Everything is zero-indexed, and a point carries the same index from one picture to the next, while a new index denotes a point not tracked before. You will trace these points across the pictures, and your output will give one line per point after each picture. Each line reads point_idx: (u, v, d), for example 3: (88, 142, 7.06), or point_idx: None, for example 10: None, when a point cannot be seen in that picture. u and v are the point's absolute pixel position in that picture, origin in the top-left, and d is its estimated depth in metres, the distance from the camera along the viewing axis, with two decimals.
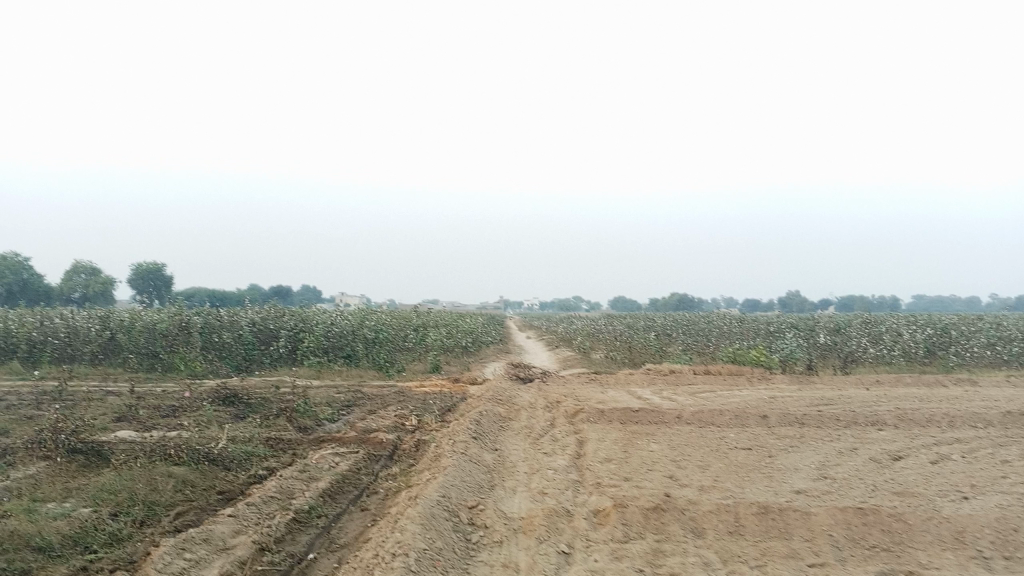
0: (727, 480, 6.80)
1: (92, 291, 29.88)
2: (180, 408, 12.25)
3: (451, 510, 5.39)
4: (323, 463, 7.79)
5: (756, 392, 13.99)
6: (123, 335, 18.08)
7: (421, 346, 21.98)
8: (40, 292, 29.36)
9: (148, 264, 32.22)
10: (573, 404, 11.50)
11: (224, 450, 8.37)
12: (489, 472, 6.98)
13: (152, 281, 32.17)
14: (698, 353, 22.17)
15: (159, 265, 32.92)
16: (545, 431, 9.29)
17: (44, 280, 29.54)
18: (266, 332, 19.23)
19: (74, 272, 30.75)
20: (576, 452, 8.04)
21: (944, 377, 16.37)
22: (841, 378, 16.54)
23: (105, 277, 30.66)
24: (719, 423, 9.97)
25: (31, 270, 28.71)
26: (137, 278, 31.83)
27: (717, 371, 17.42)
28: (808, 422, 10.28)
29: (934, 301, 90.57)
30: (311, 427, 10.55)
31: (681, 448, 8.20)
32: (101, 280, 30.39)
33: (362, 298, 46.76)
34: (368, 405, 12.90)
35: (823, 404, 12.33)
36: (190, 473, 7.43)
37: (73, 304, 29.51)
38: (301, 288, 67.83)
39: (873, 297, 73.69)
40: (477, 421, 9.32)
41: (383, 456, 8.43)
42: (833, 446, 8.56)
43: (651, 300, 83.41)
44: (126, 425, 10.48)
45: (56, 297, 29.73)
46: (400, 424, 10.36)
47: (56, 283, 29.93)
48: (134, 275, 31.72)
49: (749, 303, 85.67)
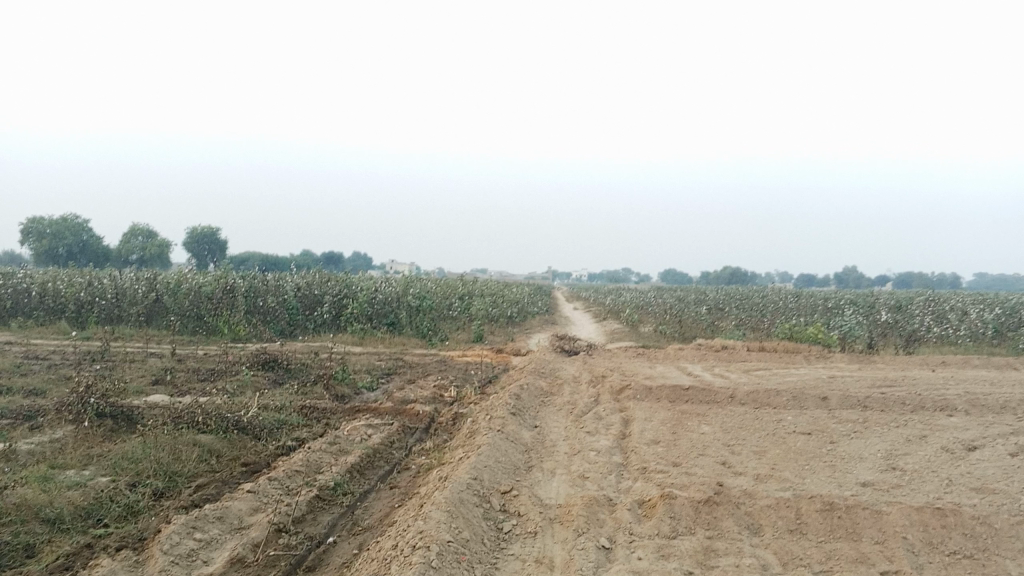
0: (786, 469, 6.26)
1: (149, 254, 30.14)
2: (218, 372, 12.05)
3: (482, 495, 4.96)
4: (354, 435, 7.42)
5: (813, 371, 13.33)
6: (169, 298, 18.05)
7: (465, 315, 21.62)
8: (99, 254, 29.73)
9: (203, 228, 32.40)
10: (620, 379, 10.99)
11: (255, 418, 8.07)
12: (528, 452, 6.53)
13: (207, 245, 32.38)
14: (751, 329, 21.43)
15: (213, 228, 33.06)
16: (589, 408, 8.83)
17: (101, 242, 29.87)
18: (310, 298, 19.08)
19: (131, 234, 31.01)
20: (621, 432, 7.56)
21: (1015, 360, 15.46)
22: (903, 358, 15.75)
23: (161, 239, 30.88)
24: (774, 405, 9.39)
25: (90, 231, 29.01)
26: (192, 242, 32.05)
27: (771, 347, 16.73)
28: (870, 405, 9.63)
29: (997, 279, 87.46)
30: (347, 395, 10.22)
31: (735, 431, 7.66)
32: (157, 243, 30.64)
33: (411, 264, 46.67)
34: (409, 374, 12.56)
35: (885, 386, 11.62)
36: (216, 442, 7.14)
37: (129, 266, 29.81)
38: (353, 254, 68.22)
39: (932, 275, 71.38)
40: (517, 395, 8.88)
41: (419, 429, 8.04)
42: (900, 434, 7.94)
43: (702, 273, 82.17)
44: (161, 389, 10.30)
45: (113, 259, 30.07)
46: (439, 395, 9.96)
47: (114, 245, 30.25)
48: (189, 239, 31.96)
49: (802, 277, 83.92)
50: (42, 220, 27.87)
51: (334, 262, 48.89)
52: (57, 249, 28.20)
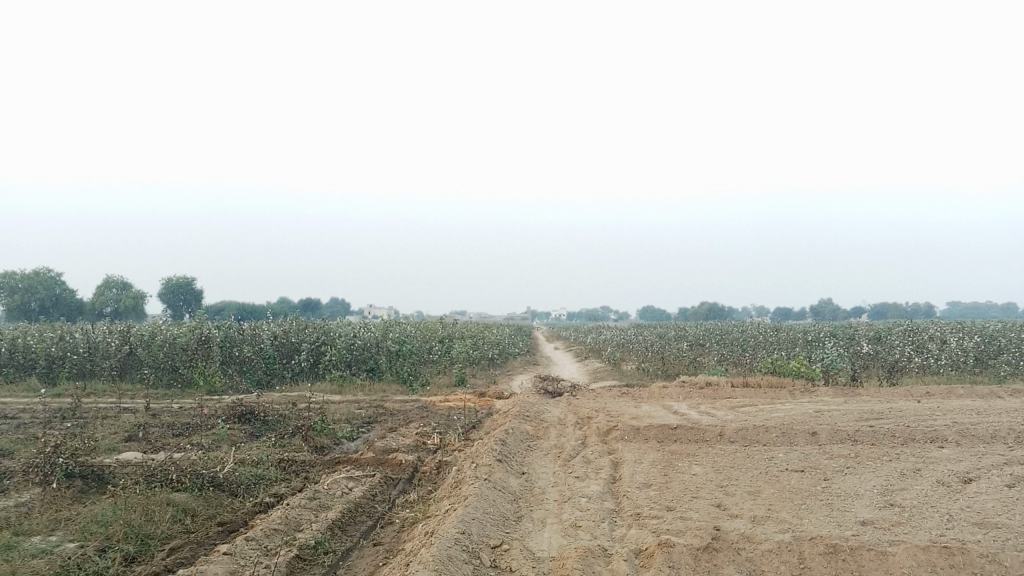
0: (782, 509, 6.08)
1: (123, 306, 29.68)
2: (194, 426, 11.72)
3: (471, 551, 4.74)
4: (335, 488, 7.15)
5: (799, 405, 13.20)
6: (143, 350, 17.67)
7: (446, 358, 21.36)
8: (72, 307, 29.22)
9: (179, 277, 32.01)
10: (606, 420, 10.80)
11: (231, 473, 7.78)
12: (517, 501, 6.31)
13: (183, 295, 31.96)
14: (734, 364, 21.35)
15: (189, 278, 32.66)
16: (577, 452, 8.62)
17: (75, 295, 29.37)
18: (288, 346, 18.77)
19: (105, 286, 30.54)
20: (611, 476, 7.36)
21: (999, 388, 15.43)
22: (888, 389, 15.68)
23: (136, 291, 30.45)
24: (764, 442, 9.23)
25: (63, 285, 28.53)
26: (167, 292, 31.63)
27: (756, 382, 16.62)
28: (861, 439, 9.50)
29: (970, 306, 88.47)
30: (327, 446, 9.94)
31: (727, 471, 7.49)
32: (132, 295, 30.20)
33: (389, 309, 46.36)
34: (390, 422, 12.29)
35: (873, 418, 11.51)
36: (191, 501, 6.84)
37: (104, 318, 29.31)
38: (330, 300, 67.84)
39: (907, 305, 72.14)
40: (503, 441, 8.66)
41: (402, 480, 7.79)
42: (893, 468, 7.79)
43: (680, 310, 82.46)
44: (134, 446, 9.95)
45: (87, 312, 29.57)
46: (421, 443, 9.70)
47: (87, 297, 29.77)
48: (165, 289, 31.54)
49: (779, 310, 84.61)
50: (14, 274, 27.38)
51: (311, 309, 48.48)
52: (30, 304, 27.68)
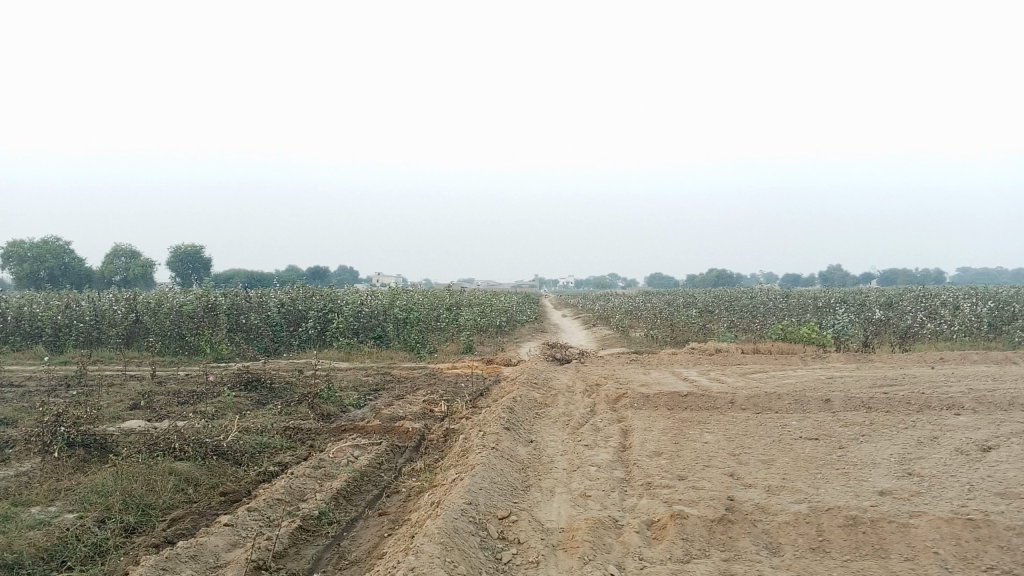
0: (797, 479, 5.92)
1: (132, 274, 29.62)
2: (199, 394, 11.62)
3: (478, 522, 4.60)
4: (340, 457, 7.03)
5: (811, 372, 13.02)
6: (150, 318, 17.58)
7: (453, 325, 21.23)
8: (81, 275, 29.17)
9: (187, 246, 31.87)
10: (614, 387, 10.64)
11: (235, 442, 7.67)
12: (525, 470, 6.17)
13: (191, 263, 31.87)
14: (744, 331, 21.15)
15: (197, 247, 32.52)
16: (586, 419, 8.47)
17: (84, 264, 29.29)
18: (294, 314, 18.66)
19: (113, 255, 30.43)
20: (620, 444, 7.21)
21: (1014, 354, 15.21)
22: (900, 356, 15.48)
23: (145, 259, 30.33)
24: (776, 409, 9.06)
25: (72, 253, 28.44)
26: (176, 260, 31.54)
27: (766, 349, 16.43)
28: (875, 406, 9.33)
29: (981, 271, 87.88)
30: (333, 414, 9.82)
31: (739, 439, 7.33)
32: (141, 263, 30.11)
33: (398, 276, 46.25)
34: (397, 389, 12.16)
35: (887, 385, 11.33)
36: (193, 470, 6.73)
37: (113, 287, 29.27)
38: (338, 269, 67.78)
39: (917, 271, 71.73)
40: (510, 408, 8.51)
41: (408, 448, 7.66)
42: (909, 436, 7.62)
43: (689, 277, 82.13)
44: (139, 414, 9.86)
45: (97, 280, 29.52)
46: (428, 411, 9.58)
47: (96, 266, 29.67)
48: (173, 257, 31.45)
49: (788, 276, 84.21)
50: (22, 243, 27.27)
51: (319, 277, 48.39)
52: (39, 272, 27.62)
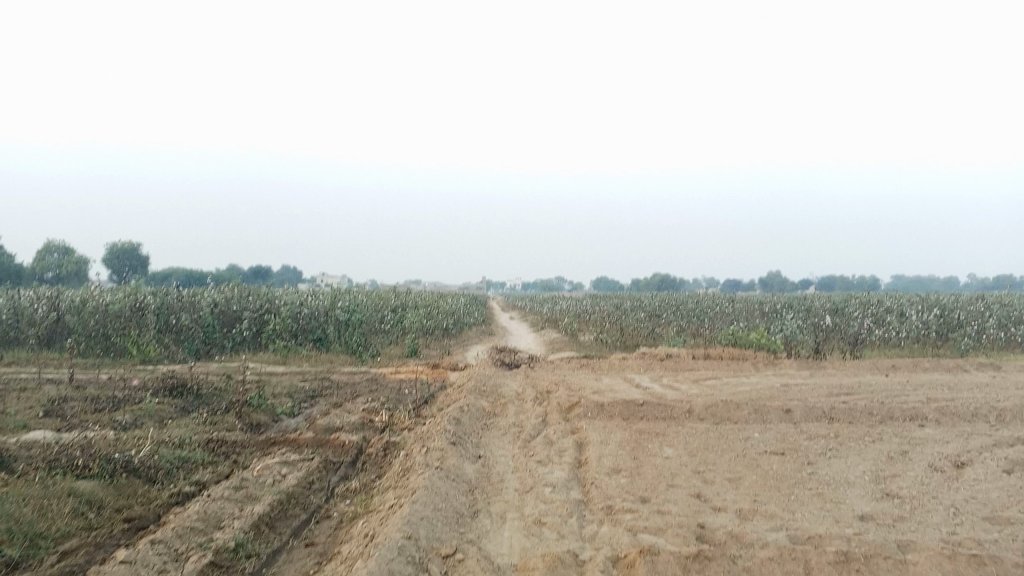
0: (769, 501, 5.42)
1: (65, 271, 28.16)
2: (118, 401, 10.72)
3: (418, 563, 3.97)
4: (265, 476, 6.32)
5: (766, 379, 12.67)
6: (73, 316, 16.47)
7: (398, 328, 20.48)
8: (10, 271, 27.63)
9: (124, 242, 30.46)
10: (566, 395, 10.08)
11: (150, 456, 6.89)
12: (471, 492, 5.56)
13: (128, 261, 30.47)
14: (694, 336, 20.84)
15: (134, 244, 31.10)
16: (538, 431, 7.89)
17: (13, 259, 27.75)
18: (229, 315, 17.75)
19: (45, 251, 28.82)
20: (575, 460, 6.63)
21: (965, 362, 15.11)
22: (852, 363, 15.26)
23: (79, 256, 28.85)
24: (736, 420, 8.61)
25: (1, 248, 26.91)
26: (112, 258, 30.13)
27: (717, 355, 16.09)
28: (837, 418, 8.95)
29: (914, 280, 90.14)
30: (263, 425, 9.06)
31: (702, 455, 6.82)
32: (75, 260, 28.64)
33: (342, 276, 45.18)
34: (336, 396, 11.43)
35: (845, 394, 10.99)
36: (97, 491, 5.94)
37: (44, 284, 27.76)
38: (281, 267, 66.33)
39: (854, 277, 73.28)
40: (456, 419, 7.88)
41: (343, 465, 7.00)
42: (878, 451, 7.21)
43: (634, 282, 82.49)
44: (47, 423, 8.94)
45: (27, 277, 27.98)
46: (367, 421, 8.88)
47: (28, 262, 28.10)
48: (108, 254, 30.03)
49: (730, 282, 85.17)
50: None
51: (261, 277, 47.16)
52: None
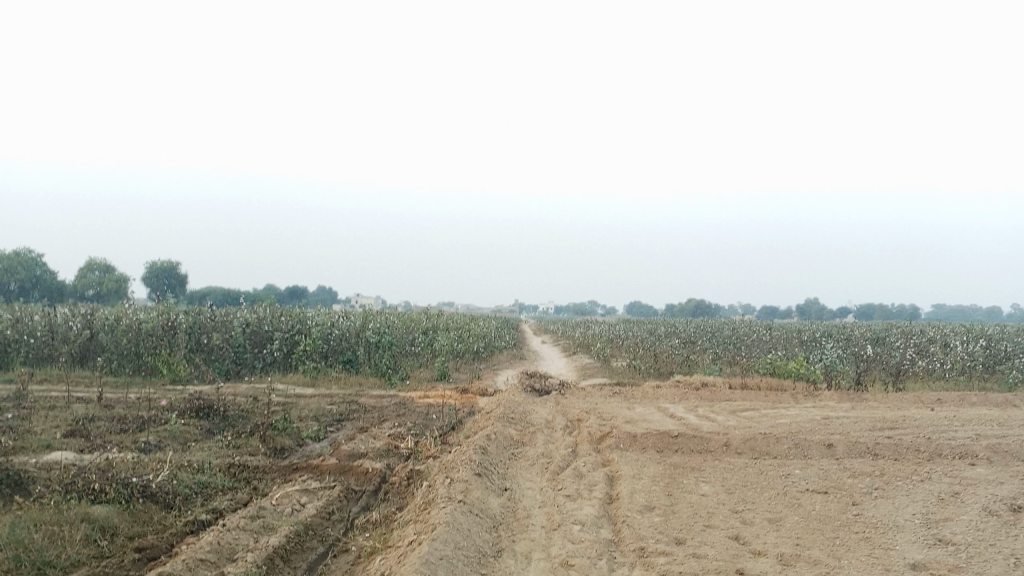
0: (813, 545, 5.08)
1: (105, 289, 28.45)
2: (144, 421, 10.62)
3: None
4: (283, 505, 6.11)
5: (805, 411, 12.24)
6: (106, 335, 16.53)
7: (429, 350, 20.30)
8: (52, 289, 27.99)
9: (162, 261, 30.76)
10: (598, 425, 9.79)
11: (168, 481, 6.73)
12: (496, 529, 5.29)
13: (167, 280, 30.74)
14: (729, 364, 20.39)
15: (172, 263, 31.39)
16: (568, 463, 7.61)
17: (55, 276, 28.13)
18: (259, 336, 17.71)
19: (86, 269, 29.18)
20: (606, 495, 6.34)
21: (1014, 396, 14.51)
22: (894, 395, 14.75)
23: (119, 274, 29.16)
24: (775, 455, 8.25)
25: (44, 265, 27.27)
26: (151, 276, 30.42)
27: (754, 384, 15.66)
28: (881, 454, 8.54)
29: (955, 309, 88.26)
30: (287, 450, 8.89)
31: (740, 492, 6.48)
32: (115, 278, 28.93)
33: (376, 298, 45.25)
34: (362, 420, 11.24)
35: (888, 428, 10.55)
36: (111, 517, 5.77)
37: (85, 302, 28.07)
38: (316, 288, 66.72)
39: (892, 306, 71.95)
40: (483, 447, 7.63)
41: (364, 495, 6.78)
42: (927, 491, 6.82)
43: (668, 307, 81.75)
44: (71, 443, 8.85)
45: (68, 294, 28.33)
46: (392, 447, 8.67)
47: (69, 280, 28.46)
48: (148, 273, 30.33)
49: (765, 309, 84.07)
50: None
51: (296, 296, 47.45)
52: (9, 284, 26.41)
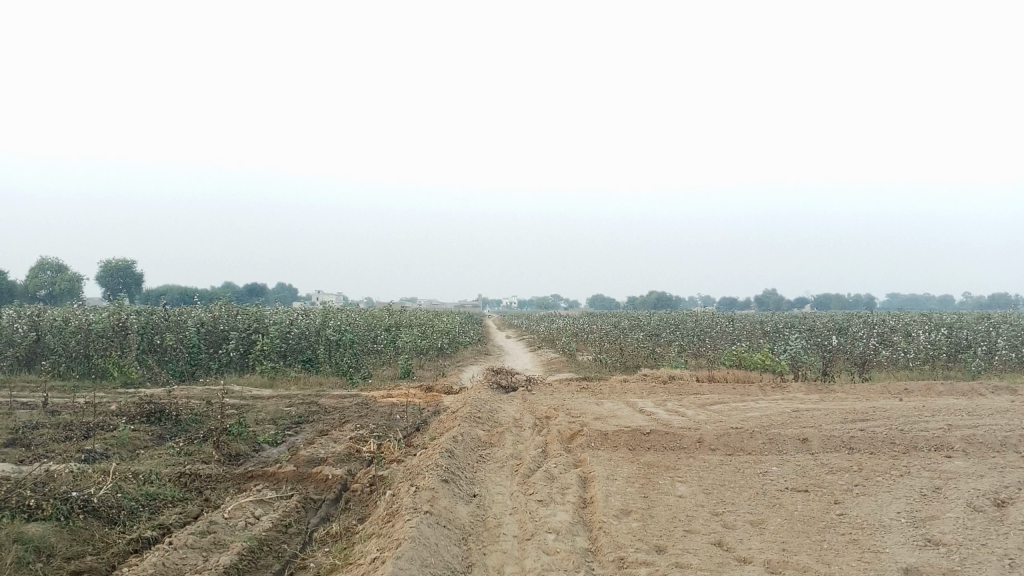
0: (801, 551, 4.82)
1: (57, 290, 27.47)
2: (90, 427, 10.09)
3: None
4: (236, 519, 5.70)
5: (775, 404, 12.06)
6: (53, 337, 15.82)
7: (391, 347, 19.85)
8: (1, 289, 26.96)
9: (118, 260, 29.85)
10: (567, 422, 9.49)
11: (111, 494, 6.27)
12: (464, 541, 4.95)
13: (122, 279, 29.82)
14: (696, 356, 20.24)
15: (129, 262, 30.49)
16: (539, 464, 7.29)
17: (4, 277, 27.10)
18: (215, 335, 17.15)
19: (39, 268, 28.18)
20: (580, 500, 6.03)
21: (979, 384, 14.50)
22: (862, 385, 14.68)
23: (73, 273, 28.18)
24: (750, 451, 8.02)
25: None
26: (105, 276, 29.47)
27: (722, 376, 15.49)
28: (856, 448, 8.36)
29: (910, 298, 89.81)
30: (243, 456, 8.45)
31: (719, 493, 6.22)
32: (69, 278, 27.96)
33: (338, 295, 44.52)
34: (322, 422, 10.81)
35: (860, 420, 10.40)
36: (48, 536, 5.31)
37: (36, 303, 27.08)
38: (276, 285, 65.75)
39: (849, 297, 72.90)
40: (449, 450, 7.28)
41: (324, 506, 6.40)
42: (909, 487, 6.63)
43: (630, 300, 81.92)
44: (11, 453, 8.31)
45: (18, 295, 27.31)
46: (354, 451, 8.28)
47: (20, 280, 27.45)
48: (102, 272, 29.38)
49: (726, 300, 84.78)
50: None
51: (256, 294, 46.54)
52: None
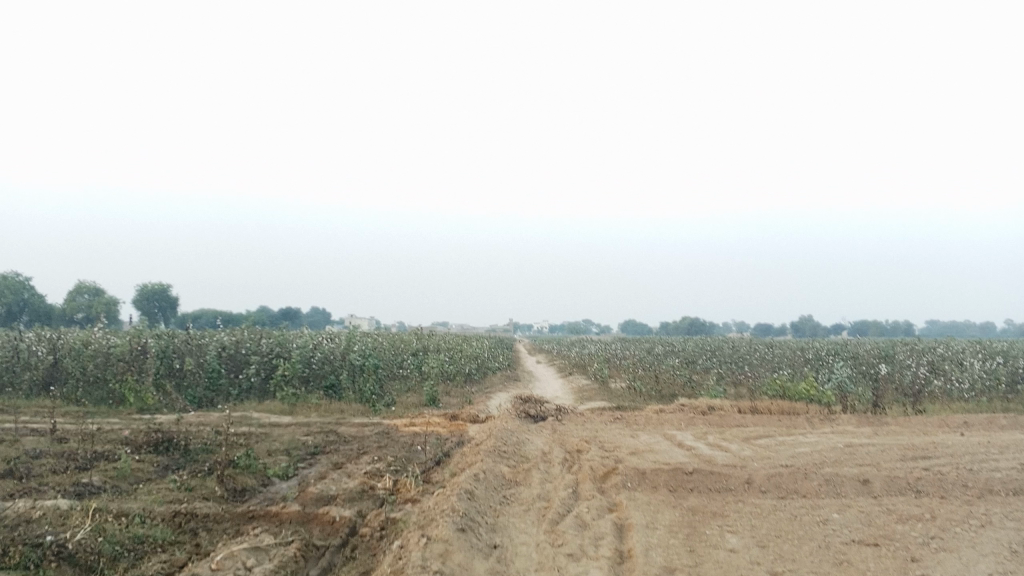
0: None
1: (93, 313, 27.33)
2: (94, 457, 9.50)
3: None
4: (225, 570, 5.04)
5: (826, 438, 11.17)
6: (72, 360, 15.36)
7: (418, 373, 19.18)
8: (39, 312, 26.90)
9: (153, 284, 29.52)
10: (601, 458, 8.72)
11: (91, 538, 5.62)
12: None
13: (157, 303, 29.60)
14: (734, 384, 19.30)
15: (165, 285, 30.22)
16: (570, 508, 6.53)
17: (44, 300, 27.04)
18: (236, 359, 16.59)
19: (76, 292, 28.03)
20: (615, 553, 5.26)
21: None
22: (916, 418, 13.69)
23: (108, 297, 27.85)
24: (805, 494, 7.19)
25: (32, 288, 26.16)
26: (141, 299, 29.29)
27: (765, 407, 14.59)
28: (924, 490, 7.48)
29: (950, 325, 87.46)
30: (247, 493, 7.79)
31: (776, 547, 5.43)
32: (105, 300, 27.79)
33: (369, 319, 44.08)
34: (339, 453, 10.14)
35: (922, 458, 9.48)
36: None
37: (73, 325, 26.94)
38: (311, 310, 65.56)
39: (886, 322, 71.35)
40: (470, 490, 6.55)
41: (327, 555, 5.71)
42: (994, 540, 5.77)
43: (662, 326, 80.71)
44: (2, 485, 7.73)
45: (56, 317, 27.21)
46: (367, 488, 7.59)
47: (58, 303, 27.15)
48: (138, 296, 29.19)
49: (760, 326, 83.28)
50: None
51: (289, 318, 46.39)
52: None
